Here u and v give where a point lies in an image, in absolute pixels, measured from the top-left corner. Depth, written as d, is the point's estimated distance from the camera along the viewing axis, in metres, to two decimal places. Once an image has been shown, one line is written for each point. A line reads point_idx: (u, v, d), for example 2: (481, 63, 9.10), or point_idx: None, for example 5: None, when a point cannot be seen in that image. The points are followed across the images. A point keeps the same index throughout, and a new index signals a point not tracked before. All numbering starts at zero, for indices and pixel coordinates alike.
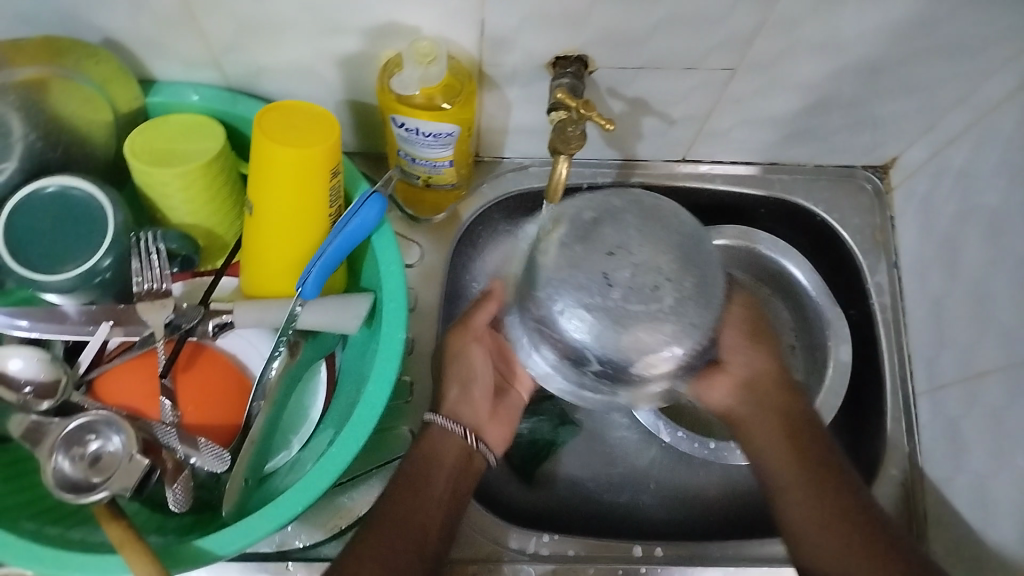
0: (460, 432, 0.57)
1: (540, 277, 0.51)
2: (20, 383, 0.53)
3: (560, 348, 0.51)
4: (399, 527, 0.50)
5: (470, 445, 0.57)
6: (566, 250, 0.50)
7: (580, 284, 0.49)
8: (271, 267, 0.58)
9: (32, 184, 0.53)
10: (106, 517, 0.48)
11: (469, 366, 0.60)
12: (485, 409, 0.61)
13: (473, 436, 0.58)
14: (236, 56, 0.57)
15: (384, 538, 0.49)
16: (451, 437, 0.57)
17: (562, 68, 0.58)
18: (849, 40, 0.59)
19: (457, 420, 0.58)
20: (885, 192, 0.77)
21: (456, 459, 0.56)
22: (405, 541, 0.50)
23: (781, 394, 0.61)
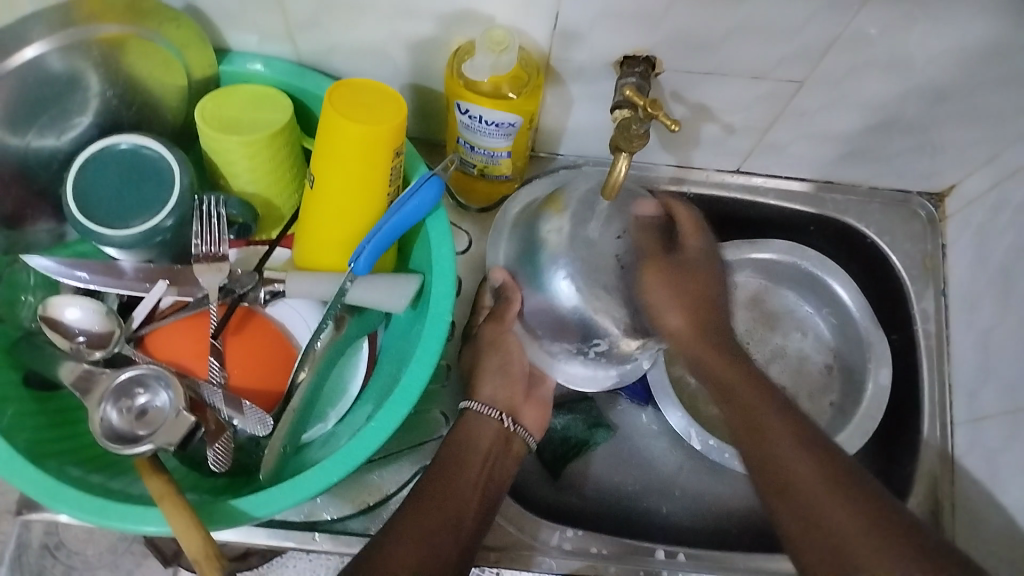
0: (497, 417, 0.58)
1: (543, 257, 0.60)
2: (75, 331, 0.56)
3: (568, 330, 0.60)
4: (434, 513, 0.51)
5: (506, 427, 0.58)
6: (575, 232, 0.58)
7: (593, 266, 0.58)
8: (326, 242, 0.59)
9: (105, 140, 0.55)
10: (149, 470, 0.49)
11: (506, 356, 0.61)
12: (522, 390, 0.61)
13: (509, 419, 0.58)
14: (311, 31, 0.58)
15: (420, 525, 0.49)
16: (487, 421, 0.58)
17: (630, 68, 0.58)
18: (921, 63, 0.59)
19: (494, 404, 0.59)
20: (939, 220, 0.76)
21: (493, 443, 0.57)
22: (439, 527, 0.50)
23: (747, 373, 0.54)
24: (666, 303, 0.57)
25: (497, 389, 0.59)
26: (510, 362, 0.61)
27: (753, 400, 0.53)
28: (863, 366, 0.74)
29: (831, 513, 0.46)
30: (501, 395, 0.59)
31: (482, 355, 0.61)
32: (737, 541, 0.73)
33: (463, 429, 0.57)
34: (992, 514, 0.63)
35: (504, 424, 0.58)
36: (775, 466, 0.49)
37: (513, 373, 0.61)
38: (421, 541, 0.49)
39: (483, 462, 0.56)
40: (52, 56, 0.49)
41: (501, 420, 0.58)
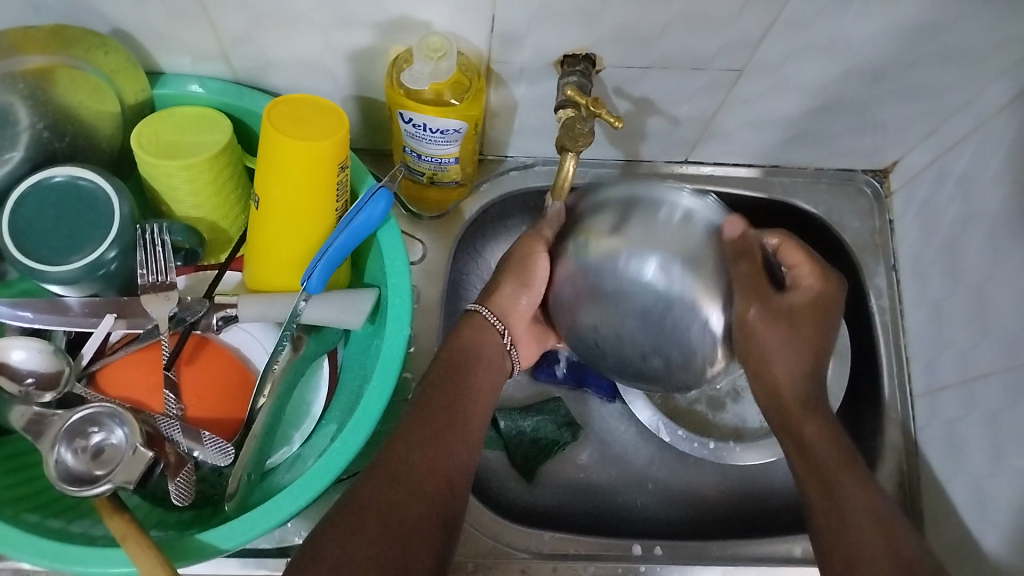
0: (499, 329, 0.61)
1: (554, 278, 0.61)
2: (22, 374, 0.53)
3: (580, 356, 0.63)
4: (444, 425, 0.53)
5: (504, 341, 0.61)
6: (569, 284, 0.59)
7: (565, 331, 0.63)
8: (276, 261, 0.58)
9: (39, 174, 0.53)
10: (108, 510, 0.48)
11: (529, 270, 0.60)
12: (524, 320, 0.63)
13: (508, 338, 0.62)
14: (245, 49, 0.57)
15: (436, 425, 0.53)
16: (490, 330, 0.61)
17: (570, 66, 0.59)
18: (857, 43, 0.59)
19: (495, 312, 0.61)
20: (885, 196, 0.77)
21: (494, 350, 0.60)
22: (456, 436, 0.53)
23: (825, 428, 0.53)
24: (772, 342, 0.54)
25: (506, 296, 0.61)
26: (533, 281, 0.61)
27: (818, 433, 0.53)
28: None
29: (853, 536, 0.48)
30: (502, 303, 0.61)
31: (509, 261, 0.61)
32: (711, 529, 0.73)
33: (467, 334, 0.60)
34: (958, 480, 0.64)
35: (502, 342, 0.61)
36: (830, 478, 0.51)
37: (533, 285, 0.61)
38: (435, 443, 0.52)
39: (485, 368, 0.59)
40: None
41: (502, 335, 0.61)
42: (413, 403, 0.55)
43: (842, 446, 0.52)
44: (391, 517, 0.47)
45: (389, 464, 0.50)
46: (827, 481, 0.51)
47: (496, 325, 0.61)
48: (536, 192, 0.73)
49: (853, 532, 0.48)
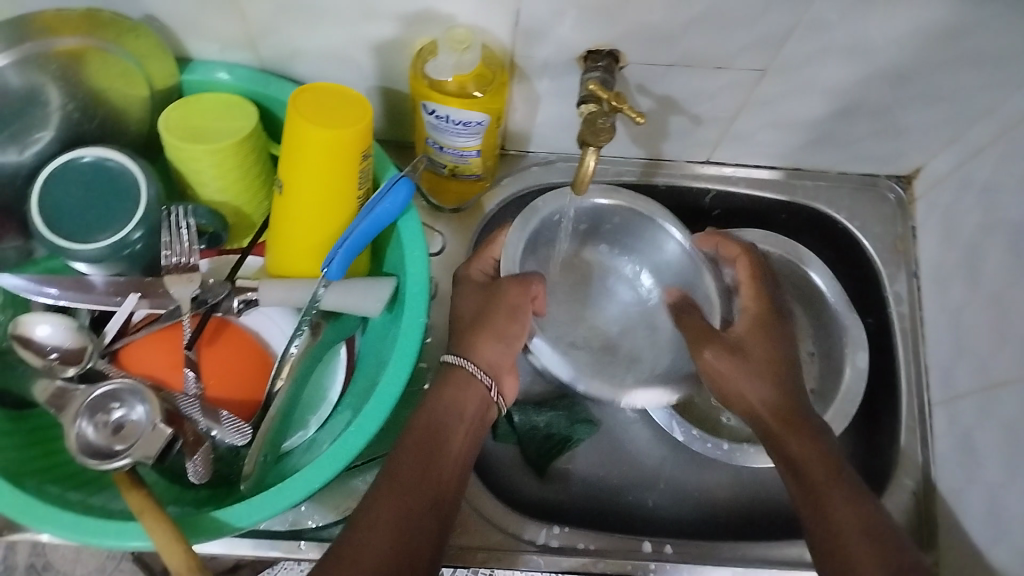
0: (486, 383, 0.56)
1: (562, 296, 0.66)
2: (47, 348, 0.54)
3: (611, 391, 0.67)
4: (417, 493, 0.49)
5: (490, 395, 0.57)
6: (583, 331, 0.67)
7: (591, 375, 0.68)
8: (297, 247, 0.58)
9: (68, 154, 0.54)
10: (128, 485, 0.49)
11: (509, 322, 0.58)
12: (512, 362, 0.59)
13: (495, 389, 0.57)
14: (273, 38, 0.58)
15: (403, 505, 0.48)
16: (475, 384, 0.56)
17: (594, 62, 0.59)
18: (880, 45, 0.59)
19: (474, 360, 0.57)
20: (908, 202, 0.77)
21: (475, 409, 0.56)
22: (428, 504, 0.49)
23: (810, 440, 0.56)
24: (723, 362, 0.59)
25: (486, 350, 0.57)
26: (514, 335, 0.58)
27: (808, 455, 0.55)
28: (839, 349, 0.74)
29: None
30: (486, 357, 0.57)
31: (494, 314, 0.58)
32: (719, 532, 0.73)
33: (452, 391, 0.55)
34: (970, 491, 0.64)
35: (487, 393, 0.57)
36: (841, 520, 0.50)
37: (505, 334, 0.58)
38: (402, 524, 0.47)
39: (466, 427, 0.54)
40: (9, 70, 0.50)
41: (487, 386, 0.57)
42: (381, 478, 0.49)
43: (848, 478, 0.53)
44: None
45: (345, 556, 0.44)
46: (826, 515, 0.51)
47: (484, 379, 0.56)
48: (555, 188, 0.74)
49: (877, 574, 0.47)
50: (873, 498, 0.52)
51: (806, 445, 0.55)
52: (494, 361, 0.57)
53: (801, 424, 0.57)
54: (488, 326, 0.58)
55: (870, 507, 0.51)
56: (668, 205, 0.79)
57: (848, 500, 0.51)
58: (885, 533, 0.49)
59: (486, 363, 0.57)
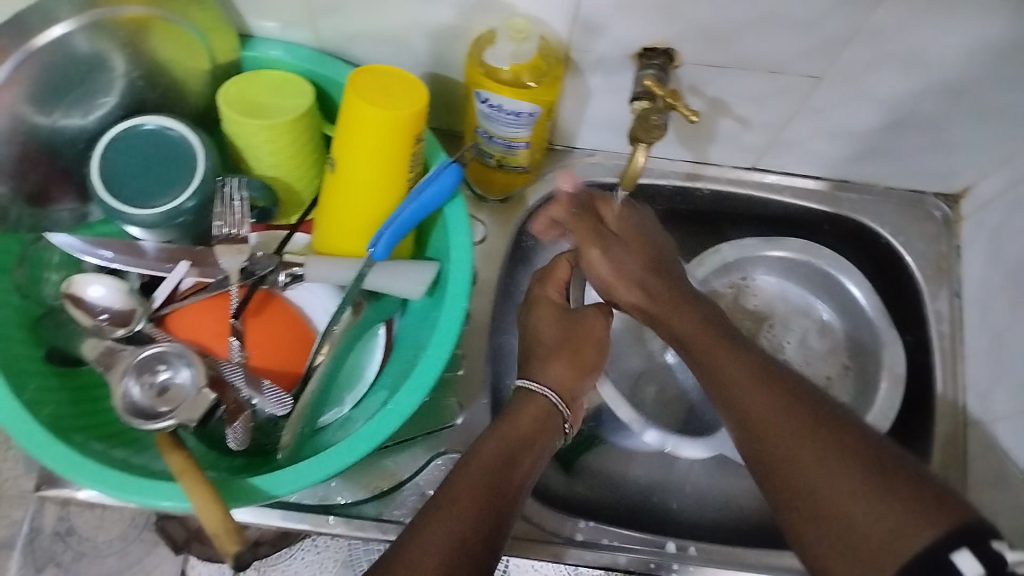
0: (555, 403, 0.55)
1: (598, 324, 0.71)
2: (98, 310, 0.56)
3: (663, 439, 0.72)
4: (473, 508, 0.47)
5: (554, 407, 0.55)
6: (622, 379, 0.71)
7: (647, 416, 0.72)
8: (344, 226, 0.59)
9: (130, 121, 0.56)
10: (168, 445, 0.50)
11: (584, 349, 0.58)
12: (587, 378, 0.58)
13: (561, 401, 0.56)
14: (334, 18, 0.59)
15: (447, 524, 0.45)
16: (538, 399, 0.55)
17: (649, 60, 0.59)
18: (937, 59, 0.59)
19: (556, 389, 0.56)
20: (954, 220, 0.76)
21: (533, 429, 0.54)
22: (480, 509, 0.47)
23: (693, 322, 0.55)
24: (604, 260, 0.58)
25: (563, 373, 0.57)
26: (584, 353, 0.58)
27: (704, 339, 0.54)
28: (875, 364, 0.73)
29: (801, 455, 0.45)
30: (566, 384, 0.57)
31: (579, 339, 0.58)
32: (742, 537, 0.73)
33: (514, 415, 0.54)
34: (1002, 515, 0.63)
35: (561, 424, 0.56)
36: (753, 408, 0.48)
37: (583, 361, 0.58)
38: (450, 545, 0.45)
39: (531, 453, 0.52)
40: (78, 36, 0.50)
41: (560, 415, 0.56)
42: (433, 504, 0.47)
43: (784, 377, 0.50)
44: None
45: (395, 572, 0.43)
46: (736, 399, 0.50)
47: (563, 412, 0.56)
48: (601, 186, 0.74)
49: (800, 456, 0.45)
50: (780, 373, 0.50)
51: (691, 321, 0.55)
52: (575, 392, 0.57)
53: (687, 312, 0.56)
54: (572, 354, 0.58)
55: (782, 384, 0.49)
56: (711, 210, 0.78)
57: (750, 376, 0.50)
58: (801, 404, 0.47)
59: (562, 386, 0.57)
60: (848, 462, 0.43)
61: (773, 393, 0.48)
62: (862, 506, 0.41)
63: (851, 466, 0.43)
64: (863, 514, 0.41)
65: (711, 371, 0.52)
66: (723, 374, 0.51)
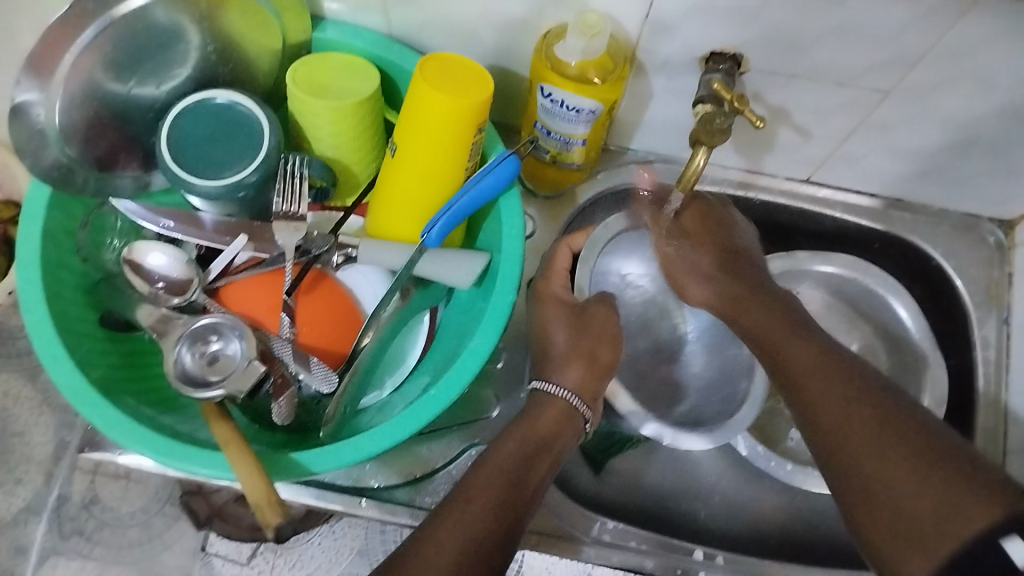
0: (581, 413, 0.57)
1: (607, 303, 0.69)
2: (155, 277, 0.57)
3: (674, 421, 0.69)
4: (488, 513, 0.47)
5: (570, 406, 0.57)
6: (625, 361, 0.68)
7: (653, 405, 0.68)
8: (399, 210, 0.60)
9: (202, 94, 0.57)
10: (215, 416, 0.51)
11: (598, 349, 0.60)
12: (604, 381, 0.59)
13: (578, 400, 0.57)
14: (407, 5, 0.59)
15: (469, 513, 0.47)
16: (554, 400, 0.57)
17: (715, 64, 0.59)
18: (1010, 83, 0.58)
19: (575, 390, 0.57)
20: (1008, 247, 0.75)
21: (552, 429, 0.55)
22: (497, 513, 0.47)
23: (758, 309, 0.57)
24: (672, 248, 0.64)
25: (580, 377, 0.58)
26: (598, 352, 0.59)
27: (773, 323, 0.55)
28: (916, 388, 0.73)
29: (853, 437, 0.45)
30: (585, 384, 0.58)
31: (595, 343, 0.60)
32: (770, 551, 0.73)
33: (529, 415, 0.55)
34: None
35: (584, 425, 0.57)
36: (813, 389, 0.49)
37: (600, 361, 0.59)
38: (469, 531, 0.46)
39: (547, 457, 0.53)
40: (158, 8, 0.50)
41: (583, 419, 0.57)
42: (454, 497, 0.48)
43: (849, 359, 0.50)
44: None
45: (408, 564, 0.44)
46: (798, 380, 0.50)
47: (584, 413, 0.57)
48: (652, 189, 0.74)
49: (854, 435, 0.45)
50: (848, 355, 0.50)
51: (758, 311, 0.56)
52: (594, 393, 0.58)
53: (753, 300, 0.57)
54: (588, 358, 0.59)
55: (845, 365, 0.49)
56: (759, 220, 0.78)
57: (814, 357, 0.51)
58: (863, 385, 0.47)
59: (581, 387, 0.58)
60: (906, 452, 0.42)
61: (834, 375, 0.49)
62: (909, 485, 0.41)
63: (901, 447, 0.43)
64: (911, 496, 0.41)
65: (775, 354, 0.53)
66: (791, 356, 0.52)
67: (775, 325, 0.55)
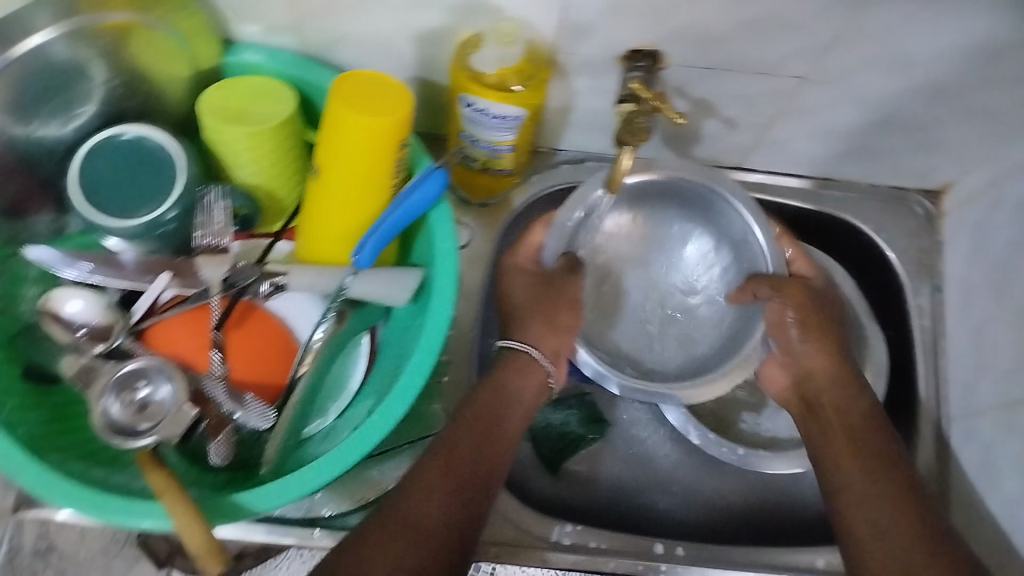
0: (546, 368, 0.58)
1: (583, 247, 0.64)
2: (76, 325, 0.55)
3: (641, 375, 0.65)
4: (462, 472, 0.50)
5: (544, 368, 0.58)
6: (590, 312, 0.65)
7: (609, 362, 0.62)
8: (327, 233, 0.58)
9: (111, 129, 0.55)
10: (150, 463, 0.49)
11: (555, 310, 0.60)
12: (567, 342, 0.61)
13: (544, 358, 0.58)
14: (318, 22, 0.57)
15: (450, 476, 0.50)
16: (523, 359, 0.58)
17: (634, 61, 0.57)
18: (925, 58, 0.59)
19: (536, 344, 0.58)
20: (936, 216, 0.76)
21: (527, 387, 0.57)
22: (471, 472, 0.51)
23: (833, 385, 0.60)
24: (785, 327, 0.61)
25: (541, 333, 0.59)
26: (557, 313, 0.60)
27: (832, 402, 0.60)
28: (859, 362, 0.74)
29: (879, 530, 0.51)
30: (545, 341, 0.59)
31: (556, 306, 0.60)
32: (731, 535, 0.73)
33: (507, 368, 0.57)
34: (989, 506, 0.64)
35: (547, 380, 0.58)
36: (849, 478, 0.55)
37: (560, 324, 0.60)
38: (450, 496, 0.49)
39: (516, 412, 0.56)
40: (57, 43, 0.49)
41: (547, 372, 0.58)
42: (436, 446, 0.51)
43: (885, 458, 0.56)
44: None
45: (399, 517, 0.47)
46: (839, 464, 0.56)
47: (545, 365, 0.58)
48: None
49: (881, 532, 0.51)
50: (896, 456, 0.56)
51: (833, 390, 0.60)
52: (557, 350, 0.60)
53: (835, 381, 0.60)
54: (547, 317, 0.59)
55: (890, 463, 0.55)
56: None
57: (864, 441, 0.57)
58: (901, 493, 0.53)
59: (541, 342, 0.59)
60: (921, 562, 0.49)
61: (873, 474, 0.54)
62: None
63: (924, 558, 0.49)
64: None
65: (818, 432, 0.59)
66: (831, 439, 0.58)
67: (863, 407, 0.59)
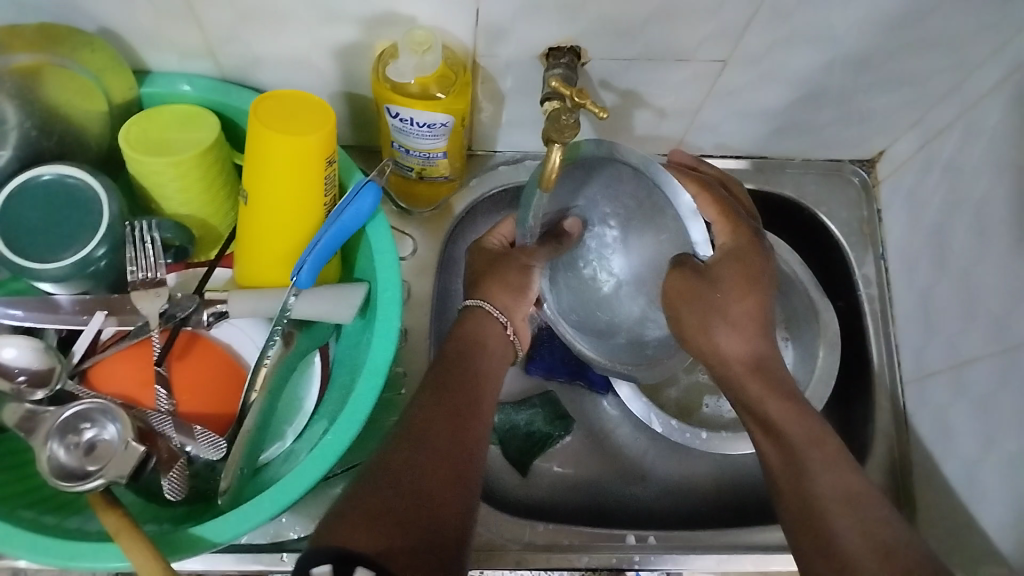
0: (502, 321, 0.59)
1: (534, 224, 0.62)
2: (14, 371, 0.53)
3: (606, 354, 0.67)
4: (442, 454, 0.48)
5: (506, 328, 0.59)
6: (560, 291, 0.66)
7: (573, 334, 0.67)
8: (264, 256, 0.58)
9: (28, 172, 0.54)
10: (103, 506, 0.48)
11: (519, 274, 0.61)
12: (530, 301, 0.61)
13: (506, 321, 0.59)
14: (233, 46, 0.57)
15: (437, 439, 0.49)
16: (490, 320, 0.58)
17: (556, 59, 0.59)
18: (841, 32, 0.60)
19: (491, 299, 0.59)
20: (872, 184, 0.78)
21: (496, 342, 0.58)
22: (455, 445, 0.49)
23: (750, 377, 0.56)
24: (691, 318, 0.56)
25: (501, 291, 0.60)
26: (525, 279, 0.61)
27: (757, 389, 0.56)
28: (811, 335, 0.75)
29: (827, 524, 0.48)
30: (504, 298, 0.60)
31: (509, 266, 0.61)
32: (705, 519, 0.74)
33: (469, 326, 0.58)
34: (947, 465, 0.65)
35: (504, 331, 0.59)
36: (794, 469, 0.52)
37: (512, 283, 0.60)
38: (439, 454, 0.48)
39: (494, 359, 0.57)
40: None
41: (501, 322, 0.59)
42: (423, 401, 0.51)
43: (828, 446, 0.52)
44: (391, 547, 0.42)
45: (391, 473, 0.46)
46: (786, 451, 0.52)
47: (500, 318, 0.59)
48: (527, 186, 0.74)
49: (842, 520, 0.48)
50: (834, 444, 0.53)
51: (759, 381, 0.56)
52: (510, 305, 0.60)
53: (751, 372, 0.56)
54: (503, 280, 0.60)
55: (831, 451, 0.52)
56: None
57: (804, 427, 0.53)
58: (854, 492, 0.50)
59: (501, 299, 0.59)
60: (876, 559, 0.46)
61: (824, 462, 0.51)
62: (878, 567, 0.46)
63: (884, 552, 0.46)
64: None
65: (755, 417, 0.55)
66: (774, 418, 0.54)
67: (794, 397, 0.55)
